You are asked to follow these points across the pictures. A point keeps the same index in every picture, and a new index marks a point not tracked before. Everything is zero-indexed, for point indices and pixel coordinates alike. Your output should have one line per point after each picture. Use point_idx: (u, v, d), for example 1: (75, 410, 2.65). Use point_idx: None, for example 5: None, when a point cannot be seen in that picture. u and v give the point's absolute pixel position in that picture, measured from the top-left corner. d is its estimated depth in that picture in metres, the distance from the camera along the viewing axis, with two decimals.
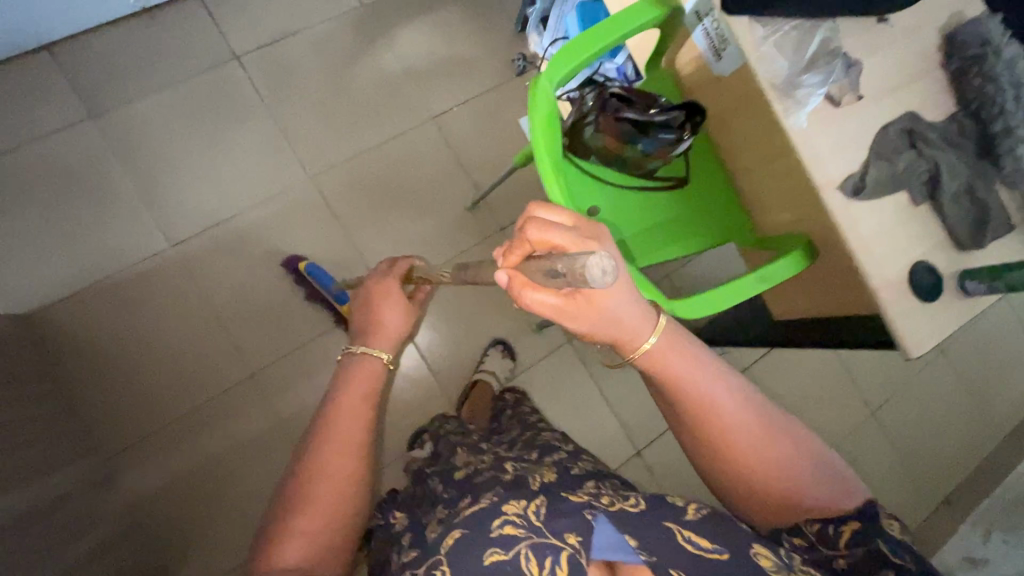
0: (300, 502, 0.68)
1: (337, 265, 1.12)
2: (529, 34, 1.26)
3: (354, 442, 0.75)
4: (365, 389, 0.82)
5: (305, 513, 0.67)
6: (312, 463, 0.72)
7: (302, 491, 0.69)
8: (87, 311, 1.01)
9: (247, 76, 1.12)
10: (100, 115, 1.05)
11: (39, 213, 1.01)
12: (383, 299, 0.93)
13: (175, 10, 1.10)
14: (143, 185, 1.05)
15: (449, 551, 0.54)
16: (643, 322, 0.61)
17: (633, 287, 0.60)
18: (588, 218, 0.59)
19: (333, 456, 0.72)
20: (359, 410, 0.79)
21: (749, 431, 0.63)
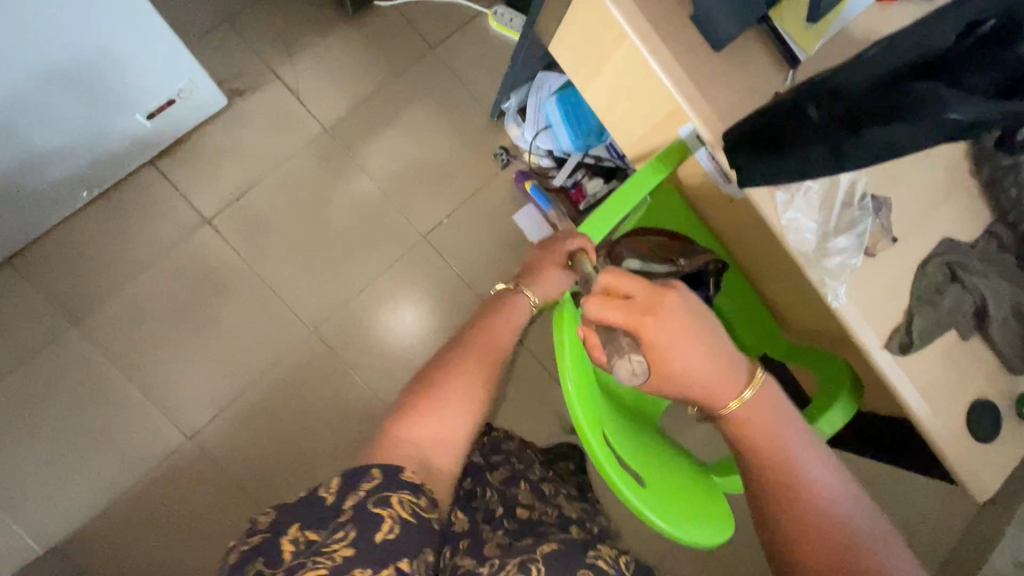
0: (427, 400, 0.61)
1: (356, 410, 1.15)
2: (509, 126, 1.25)
3: (485, 377, 0.65)
4: (510, 329, 0.69)
5: (431, 414, 0.60)
6: (442, 373, 0.63)
7: (429, 389, 0.62)
8: (113, 514, 1.06)
9: (221, 238, 1.13)
10: (82, 320, 1.07)
11: (54, 428, 1.05)
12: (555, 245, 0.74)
13: (136, 189, 1.11)
14: (140, 379, 1.08)
15: (546, 556, 0.58)
16: (729, 381, 0.54)
17: (715, 346, 0.53)
18: (655, 284, 0.53)
19: (466, 377, 0.63)
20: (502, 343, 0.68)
21: (842, 505, 0.53)
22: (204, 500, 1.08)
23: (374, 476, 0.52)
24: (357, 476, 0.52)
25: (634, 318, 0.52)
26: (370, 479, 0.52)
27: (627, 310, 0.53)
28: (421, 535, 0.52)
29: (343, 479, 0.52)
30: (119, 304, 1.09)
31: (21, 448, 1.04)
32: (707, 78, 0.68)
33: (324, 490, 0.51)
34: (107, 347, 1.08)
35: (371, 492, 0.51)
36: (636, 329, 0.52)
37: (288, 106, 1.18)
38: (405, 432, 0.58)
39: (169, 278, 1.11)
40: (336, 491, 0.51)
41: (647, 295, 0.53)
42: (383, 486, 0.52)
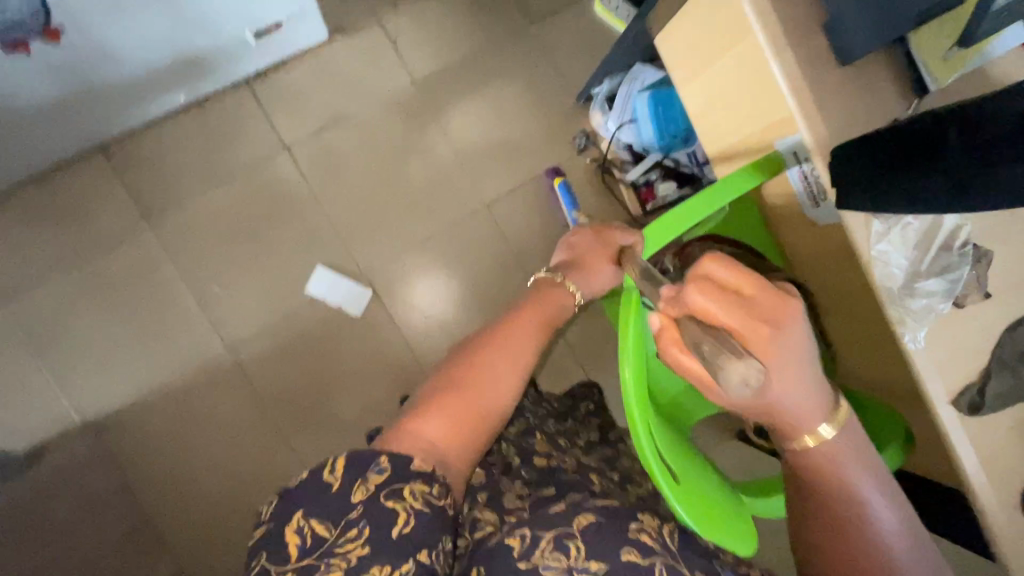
0: (452, 403, 0.67)
1: (388, 357, 1.17)
2: (592, 113, 1.23)
3: (519, 360, 0.76)
4: (533, 333, 0.80)
5: (454, 408, 0.67)
6: (467, 367, 0.72)
7: (463, 375, 0.71)
8: (146, 404, 1.11)
9: (297, 167, 1.17)
10: (155, 219, 1.12)
11: (110, 313, 1.11)
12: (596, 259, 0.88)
13: (227, 105, 1.15)
14: (197, 285, 1.13)
15: (583, 530, 0.60)
16: (816, 412, 0.55)
17: (812, 375, 0.54)
18: (777, 291, 0.54)
19: (496, 369, 0.73)
20: (527, 347, 0.78)
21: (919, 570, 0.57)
22: (235, 412, 1.13)
23: (380, 467, 0.58)
24: (358, 477, 0.57)
25: (750, 319, 0.52)
26: (373, 473, 0.57)
27: (744, 310, 0.52)
28: (430, 518, 0.57)
29: (348, 475, 0.57)
30: (192, 213, 1.13)
31: (81, 327, 1.10)
32: (826, 91, 0.66)
33: (328, 478, 0.57)
34: (174, 250, 1.12)
35: (374, 488, 0.56)
36: (745, 333, 0.52)
37: (383, 53, 1.20)
38: (428, 421, 0.65)
39: (240, 197, 1.15)
40: (342, 488, 0.56)
41: (768, 301, 0.53)
42: (388, 480, 0.57)
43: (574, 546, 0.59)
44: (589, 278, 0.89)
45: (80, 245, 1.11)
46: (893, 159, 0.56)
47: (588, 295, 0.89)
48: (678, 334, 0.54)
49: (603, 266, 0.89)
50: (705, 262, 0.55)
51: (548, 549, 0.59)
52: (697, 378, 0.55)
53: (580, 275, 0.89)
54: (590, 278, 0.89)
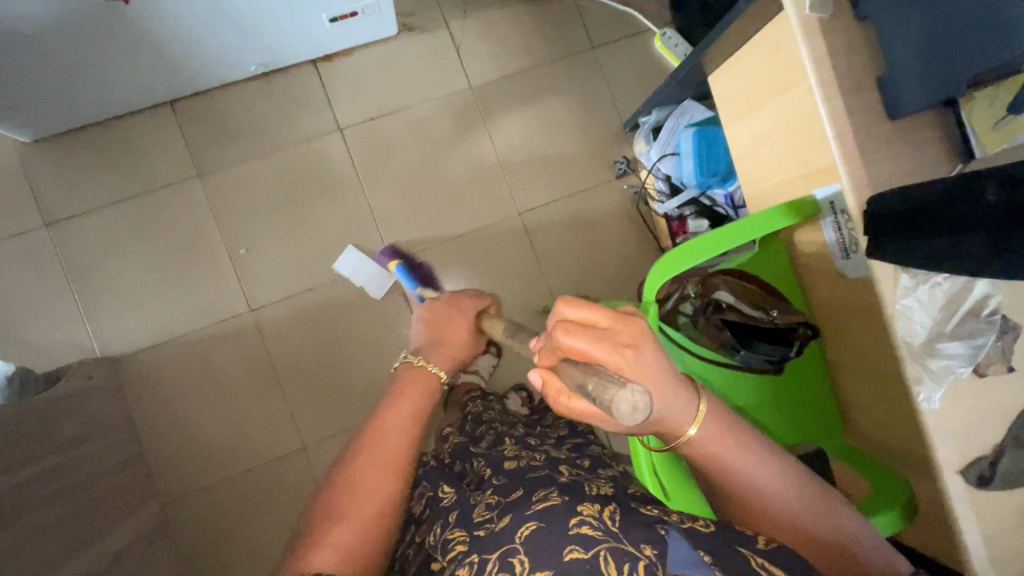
0: (328, 516, 0.66)
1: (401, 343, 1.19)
2: (637, 141, 1.28)
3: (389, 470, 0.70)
4: (409, 418, 0.77)
5: (331, 520, 0.66)
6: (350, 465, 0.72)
7: (331, 510, 0.67)
8: (164, 348, 1.15)
9: (346, 148, 1.22)
10: (206, 175, 1.18)
11: (147, 256, 1.16)
12: (451, 322, 0.93)
13: (292, 80, 1.21)
14: (232, 243, 1.18)
15: (526, 543, 0.56)
16: (685, 410, 0.56)
17: (675, 379, 0.55)
18: (626, 316, 0.55)
19: (373, 460, 0.71)
20: (406, 416, 0.77)
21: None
22: (244, 371, 1.16)
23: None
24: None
25: (613, 349, 0.53)
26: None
27: (609, 338, 0.53)
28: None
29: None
30: (240, 175, 1.18)
31: (118, 265, 1.15)
32: (870, 142, 0.67)
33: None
34: (217, 206, 1.17)
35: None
36: (614, 362, 0.52)
37: (445, 54, 1.25)
38: (306, 552, 0.62)
39: (288, 168, 1.20)
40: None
41: (621, 327, 0.54)
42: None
43: (518, 560, 0.54)
44: (448, 351, 0.88)
45: (134, 188, 1.17)
46: (922, 219, 0.57)
47: (452, 367, 0.88)
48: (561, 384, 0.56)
49: (460, 341, 0.91)
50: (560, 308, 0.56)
51: (495, 569, 0.55)
52: (593, 417, 0.55)
53: (439, 350, 0.88)
54: (452, 347, 0.90)
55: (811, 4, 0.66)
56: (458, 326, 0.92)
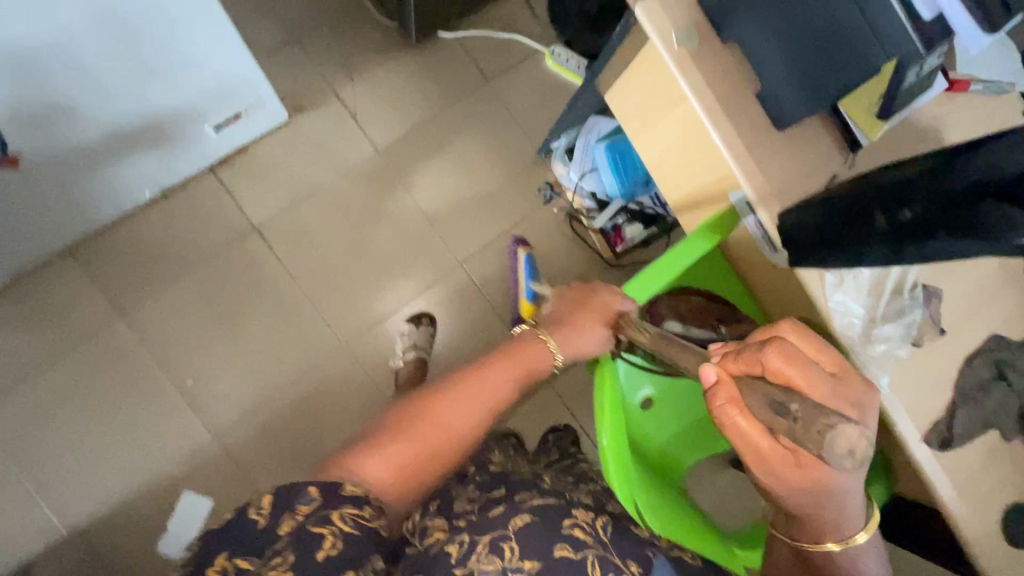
0: (399, 430, 0.63)
1: None
2: (554, 163, 1.26)
3: (472, 419, 0.67)
4: (513, 376, 0.74)
5: (405, 434, 0.63)
6: (426, 400, 0.67)
7: (410, 416, 0.65)
8: (134, 503, 1.09)
9: (268, 246, 1.17)
10: (128, 314, 1.11)
11: (89, 414, 1.09)
12: (582, 319, 0.80)
13: (192, 193, 1.15)
14: (176, 375, 1.12)
15: (520, 532, 0.54)
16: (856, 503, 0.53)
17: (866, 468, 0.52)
18: (856, 375, 0.53)
19: (461, 405, 0.67)
20: (498, 391, 0.71)
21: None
22: (223, 501, 1.11)
23: (310, 496, 0.52)
24: (311, 487, 0.52)
25: (835, 393, 0.51)
26: (308, 498, 0.51)
27: (832, 384, 0.51)
28: (367, 544, 0.51)
29: (281, 498, 0.52)
30: (164, 303, 1.13)
31: (60, 432, 1.09)
32: (767, 154, 0.68)
33: (253, 513, 0.51)
34: (149, 342, 1.12)
35: (303, 517, 0.50)
36: (830, 407, 0.51)
37: (343, 125, 1.22)
38: (369, 450, 0.60)
39: (212, 283, 1.15)
40: (269, 514, 0.51)
41: (849, 382, 0.53)
42: (322, 506, 0.51)
43: (509, 548, 0.53)
44: (575, 337, 0.79)
45: (54, 349, 1.09)
46: (832, 237, 0.60)
47: (569, 355, 0.78)
48: (739, 393, 0.52)
49: (587, 334, 0.79)
50: (789, 327, 0.57)
51: (485, 555, 0.52)
52: (763, 452, 0.52)
53: (560, 336, 0.79)
54: (573, 339, 0.79)
55: (678, 39, 0.66)
56: (597, 317, 0.80)
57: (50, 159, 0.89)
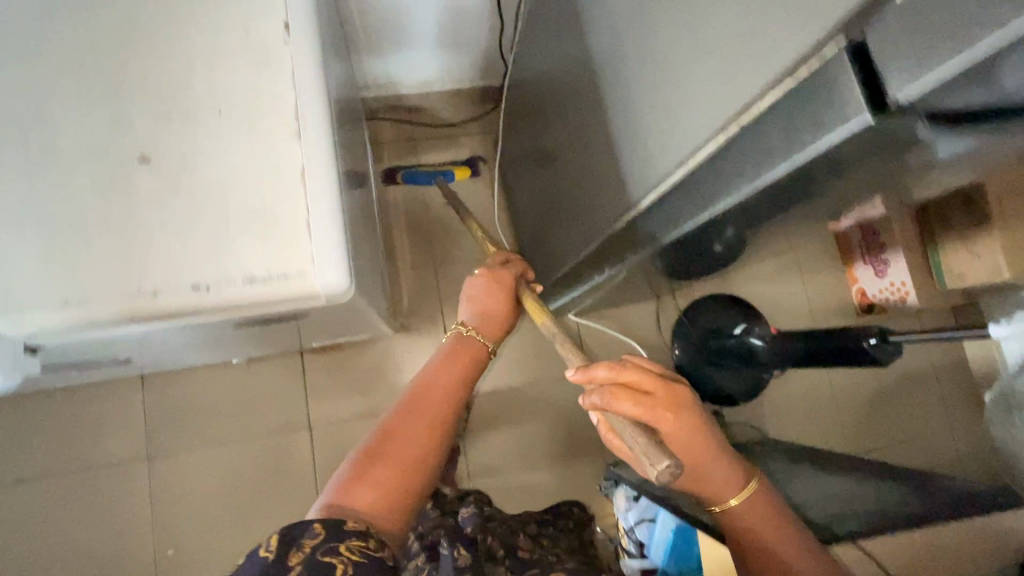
0: (379, 450, 0.54)
1: None
2: (617, 490, 1.17)
3: (424, 459, 0.55)
4: (465, 362, 0.64)
5: (388, 451, 0.53)
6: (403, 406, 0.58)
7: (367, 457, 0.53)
8: None
9: (311, 447, 1.16)
10: (154, 458, 1.11)
11: (65, 541, 1.07)
12: (496, 291, 0.72)
13: (273, 367, 1.17)
14: (161, 540, 1.08)
15: None
16: (727, 485, 0.52)
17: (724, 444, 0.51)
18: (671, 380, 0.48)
19: (412, 425, 0.56)
20: (471, 355, 0.65)
21: None
22: None
23: (315, 529, 0.44)
24: (306, 529, 0.45)
25: (658, 412, 0.46)
26: (318, 525, 0.45)
27: (654, 403, 0.46)
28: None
29: (294, 529, 0.44)
30: (191, 463, 1.12)
31: (29, 547, 1.06)
32: None
33: (263, 549, 0.44)
34: (158, 493, 1.10)
35: (312, 552, 0.43)
36: (652, 422, 0.45)
37: None
38: (352, 484, 0.50)
39: (245, 460, 1.13)
40: (275, 547, 0.43)
41: (665, 395, 0.47)
42: (330, 538, 0.44)
43: None
44: (492, 320, 0.71)
45: (74, 464, 1.09)
46: None
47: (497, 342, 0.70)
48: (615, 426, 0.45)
49: (502, 307, 0.72)
50: (608, 370, 0.47)
51: None
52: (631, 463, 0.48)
53: (484, 322, 0.70)
54: (501, 320, 0.71)
55: None
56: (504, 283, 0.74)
57: (157, 358, 0.89)
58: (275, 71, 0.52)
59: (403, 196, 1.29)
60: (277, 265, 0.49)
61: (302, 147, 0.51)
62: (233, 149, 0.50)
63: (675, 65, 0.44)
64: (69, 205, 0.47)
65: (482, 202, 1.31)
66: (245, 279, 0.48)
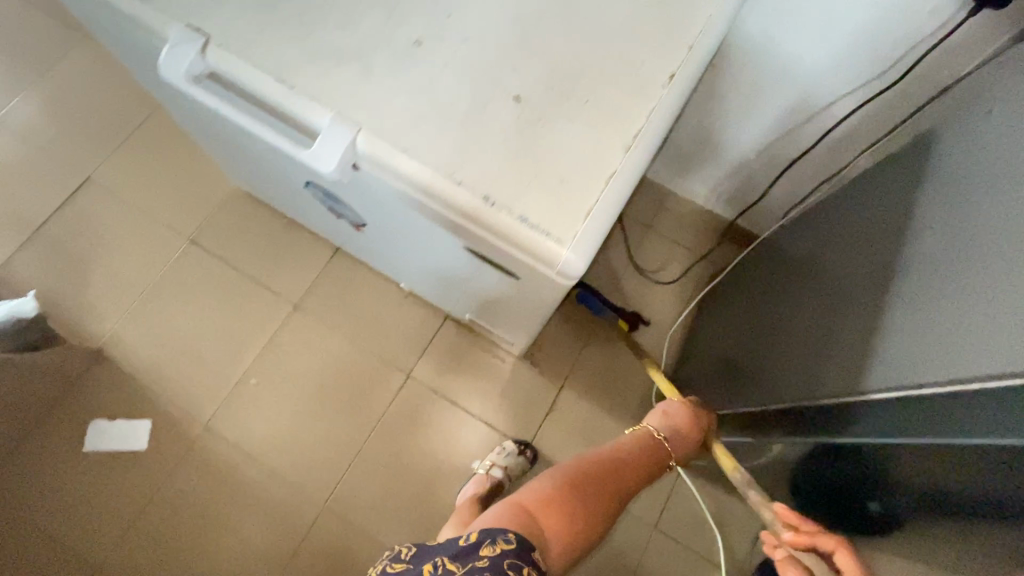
0: (558, 501, 0.64)
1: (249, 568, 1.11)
2: None
3: (605, 498, 0.68)
4: (636, 470, 0.77)
5: (559, 501, 0.63)
6: (582, 473, 0.69)
7: (526, 501, 0.63)
8: (133, 382, 1.21)
9: (396, 393, 1.23)
10: (298, 310, 1.28)
11: (205, 316, 1.26)
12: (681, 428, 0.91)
13: (420, 313, 1.28)
14: (254, 368, 1.23)
15: None
16: None
17: None
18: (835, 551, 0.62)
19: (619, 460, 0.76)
20: (648, 453, 0.81)
21: None
22: (144, 461, 1.16)
23: (511, 537, 0.56)
24: (492, 538, 0.56)
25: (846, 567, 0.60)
26: (504, 539, 0.56)
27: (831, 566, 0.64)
28: None
29: (481, 537, 0.56)
30: (315, 333, 1.26)
31: (183, 302, 1.27)
32: None
33: (463, 539, 0.57)
34: (279, 335, 1.26)
35: (501, 553, 0.55)
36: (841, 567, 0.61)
37: (535, 406, 1.24)
38: (521, 518, 0.60)
39: (347, 362, 1.24)
40: (471, 543, 0.56)
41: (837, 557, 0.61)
42: (514, 552, 0.55)
43: None
44: (675, 437, 0.89)
45: (252, 271, 1.30)
46: None
47: (676, 456, 0.88)
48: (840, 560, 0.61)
49: (685, 427, 0.91)
50: (830, 544, 0.62)
51: None
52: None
53: (674, 435, 0.89)
54: (680, 442, 0.89)
55: None
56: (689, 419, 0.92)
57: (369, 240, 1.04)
58: (641, 99, 0.62)
59: (607, 262, 1.35)
60: (549, 225, 0.57)
61: (623, 159, 0.59)
62: (578, 130, 0.60)
63: None
64: (452, 98, 0.61)
65: (665, 313, 1.32)
66: (521, 218, 0.57)
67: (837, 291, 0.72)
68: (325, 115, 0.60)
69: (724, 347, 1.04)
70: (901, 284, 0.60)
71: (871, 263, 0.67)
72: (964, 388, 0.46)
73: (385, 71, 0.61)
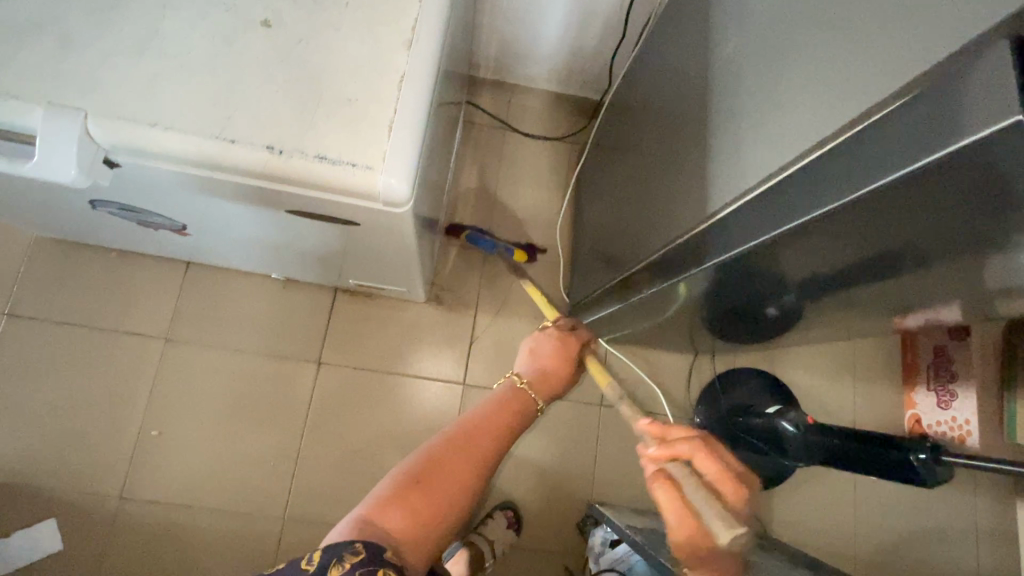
0: (415, 488, 0.51)
1: None
2: (593, 534, 1.10)
3: (473, 468, 0.55)
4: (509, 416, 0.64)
5: (421, 487, 0.51)
6: (440, 447, 0.55)
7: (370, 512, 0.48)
8: (14, 486, 1.06)
9: (313, 385, 1.16)
10: (172, 342, 1.14)
11: (66, 388, 1.10)
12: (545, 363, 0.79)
13: (307, 297, 1.19)
14: (149, 419, 1.11)
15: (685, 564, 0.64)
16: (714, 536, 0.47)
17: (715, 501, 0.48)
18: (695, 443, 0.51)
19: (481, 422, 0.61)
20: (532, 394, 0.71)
21: None
22: (69, 558, 1.04)
23: (357, 547, 0.44)
24: (339, 555, 0.43)
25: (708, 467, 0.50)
26: (353, 551, 0.43)
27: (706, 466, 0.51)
28: None
29: (326, 558, 0.43)
30: (201, 358, 1.14)
31: (32, 383, 1.10)
32: None
33: (306, 560, 0.44)
34: (161, 375, 1.13)
35: (351, 569, 0.42)
36: (701, 469, 0.50)
37: (457, 342, 1.22)
38: (371, 527, 0.47)
39: (250, 375, 1.15)
40: (316, 567, 0.43)
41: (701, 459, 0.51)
42: (368, 560, 0.43)
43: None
44: (540, 377, 0.75)
45: (100, 322, 1.13)
46: None
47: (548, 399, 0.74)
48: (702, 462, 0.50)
49: (556, 368, 0.78)
50: (690, 450, 0.51)
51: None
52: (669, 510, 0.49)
53: (538, 379, 0.75)
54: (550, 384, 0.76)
55: None
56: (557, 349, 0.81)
57: (207, 243, 0.92)
58: None
59: (476, 177, 1.29)
60: (350, 155, 0.50)
61: (409, 58, 0.53)
62: (349, 41, 0.52)
63: (824, 68, 0.43)
64: (189, 46, 0.50)
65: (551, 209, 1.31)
66: (318, 157, 0.50)
67: (672, 128, 0.72)
68: (33, 110, 0.48)
69: (602, 220, 1.05)
70: (719, 97, 0.60)
71: (692, 90, 0.67)
72: (774, 176, 0.46)
73: (90, 36, 0.49)
